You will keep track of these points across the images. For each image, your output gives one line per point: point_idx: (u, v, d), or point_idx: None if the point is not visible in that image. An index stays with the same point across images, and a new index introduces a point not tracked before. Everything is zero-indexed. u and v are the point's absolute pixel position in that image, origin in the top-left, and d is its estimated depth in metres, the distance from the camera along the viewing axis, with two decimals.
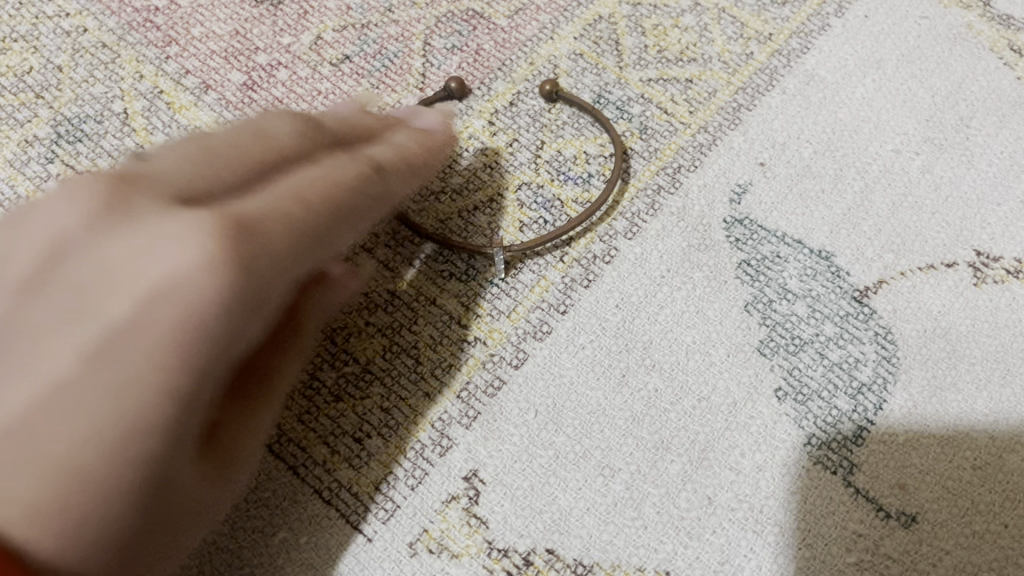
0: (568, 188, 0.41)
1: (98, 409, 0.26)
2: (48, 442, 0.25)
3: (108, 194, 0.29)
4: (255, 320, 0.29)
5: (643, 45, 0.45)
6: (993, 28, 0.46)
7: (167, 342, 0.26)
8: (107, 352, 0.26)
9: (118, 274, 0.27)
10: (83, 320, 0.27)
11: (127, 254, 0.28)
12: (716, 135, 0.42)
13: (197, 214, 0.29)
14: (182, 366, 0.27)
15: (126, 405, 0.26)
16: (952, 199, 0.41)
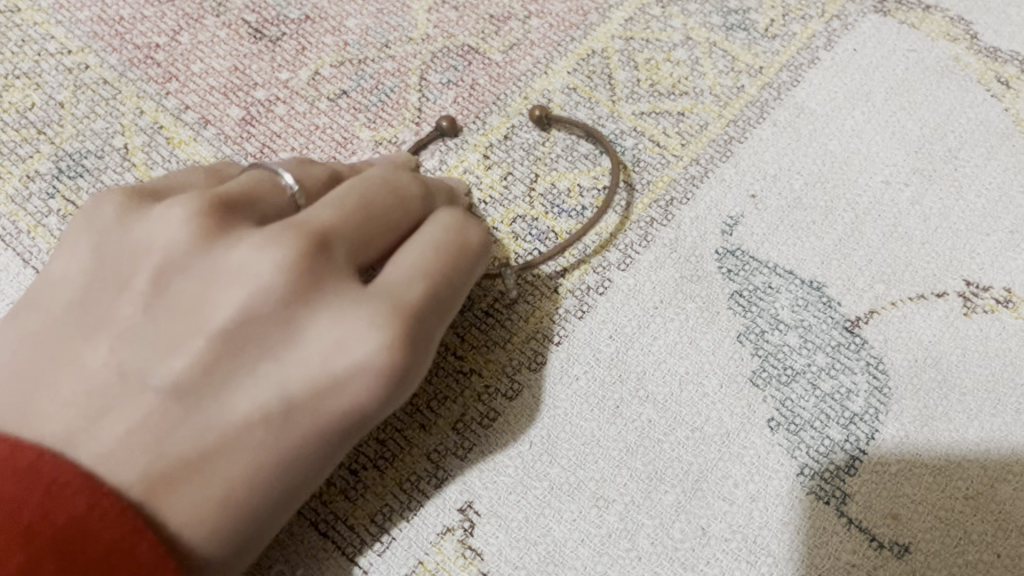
0: (562, 220, 0.42)
1: (277, 464, 0.31)
2: (224, 479, 0.30)
3: (305, 257, 0.32)
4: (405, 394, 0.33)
5: (635, 79, 0.45)
6: (981, 60, 0.46)
7: (340, 418, 0.31)
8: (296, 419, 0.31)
9: (304, 345, 0.31)
10: (275, 378, 0.31)
11: (319, 335, 0.31)
12: (708, 167, 0.43)
13: (382, 303, 0.32)
14: (344, 435, 0.32)
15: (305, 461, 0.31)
16: (941, 229, 0.41)
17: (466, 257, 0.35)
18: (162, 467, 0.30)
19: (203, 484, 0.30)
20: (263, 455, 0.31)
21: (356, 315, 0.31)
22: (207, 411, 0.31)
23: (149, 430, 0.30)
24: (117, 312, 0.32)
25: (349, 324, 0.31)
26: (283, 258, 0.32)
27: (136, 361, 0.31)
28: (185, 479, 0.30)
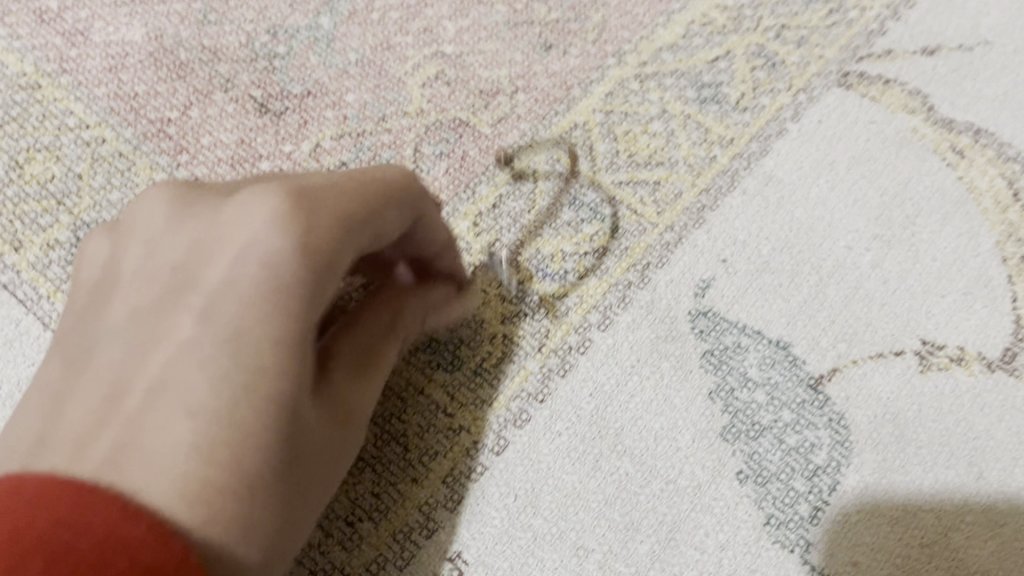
0: (546, 284, 0.45)
1: (218, 362, 0.31)
2: (186, 395, 0.31)
3: (184, 197, 0.36)
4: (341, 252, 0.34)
5: (614, 151, 0.49)
6: (937, 131, 0.50)
7: (257, 279, 0.32)
8: (219, 313, 0.32)
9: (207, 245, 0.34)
10: (191, 292, 0.33)
11: (217, 234, 0.34)
12: (682, 233, 0.46)
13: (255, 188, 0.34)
14: (275, 313, 0.32)
15: (244, 352, 0.32)
16: (899, 291, 0.44)
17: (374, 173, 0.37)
18: (113, 409, 0.31)
19: (168, 414, 0.31)
20: (213, 355, 0.32)
21: (237, 204, 0.34)
22: (148, 348, 0.33)
23: (102, 386, 0.32)
24: (66, 326, 0.35)
25: (229, 212, 0.34)
26: (166, 206, 0.35)
27: (87, 345, 0.34)
28: (138, 410, 0.31)
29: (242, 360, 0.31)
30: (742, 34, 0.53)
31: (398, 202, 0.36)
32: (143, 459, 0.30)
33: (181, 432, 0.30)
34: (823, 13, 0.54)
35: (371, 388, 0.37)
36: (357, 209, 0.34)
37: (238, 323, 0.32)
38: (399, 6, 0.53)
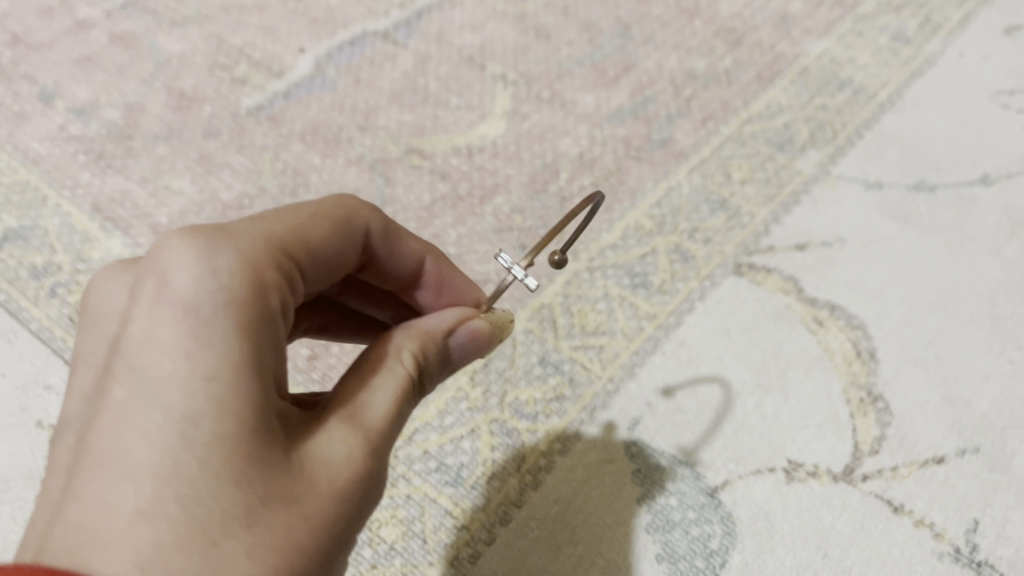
0: (523, 420, 0.63)
1: (152, 417, 0.34)
2: (125, 460, 0.34)
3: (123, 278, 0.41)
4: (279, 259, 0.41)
5: (571, 323, 0.68)
6: (803, 306, 0.69)
7: (180, 317, 0.36)
8: (151, 366, 0.35)
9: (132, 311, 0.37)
10: (121, 361, 0.36)
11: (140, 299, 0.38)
12: (619, 384, 0.64)
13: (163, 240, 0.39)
14: (194, 350, 0.35)
15: (187, 390, 0.35)
16: (773, 424, 0.63)
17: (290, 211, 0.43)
18: (66, 491, 0.34)
19: (115, 481, 0.33)
20: (144, 413, 0.35)
21: (152, 267, 0.38)
22: (94, 421, 0.36)
23: (65, 466, 0.36)
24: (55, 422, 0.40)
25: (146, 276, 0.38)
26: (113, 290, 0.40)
27: (60, 431, 0.38)
28: (87, 491, 0.34)
29: (179, 408, 0.34)
30: (663, 236, 0.73)
31: (325, 219, 0.45)
32: (97, 540, 0.32)
33: (133, 500, 0.33)
34: (723, 220, 0.75)
35: (376, 418, 0.40)
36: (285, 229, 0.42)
37: (170, 371, 0.35)
38: (415, 219, 0.74)
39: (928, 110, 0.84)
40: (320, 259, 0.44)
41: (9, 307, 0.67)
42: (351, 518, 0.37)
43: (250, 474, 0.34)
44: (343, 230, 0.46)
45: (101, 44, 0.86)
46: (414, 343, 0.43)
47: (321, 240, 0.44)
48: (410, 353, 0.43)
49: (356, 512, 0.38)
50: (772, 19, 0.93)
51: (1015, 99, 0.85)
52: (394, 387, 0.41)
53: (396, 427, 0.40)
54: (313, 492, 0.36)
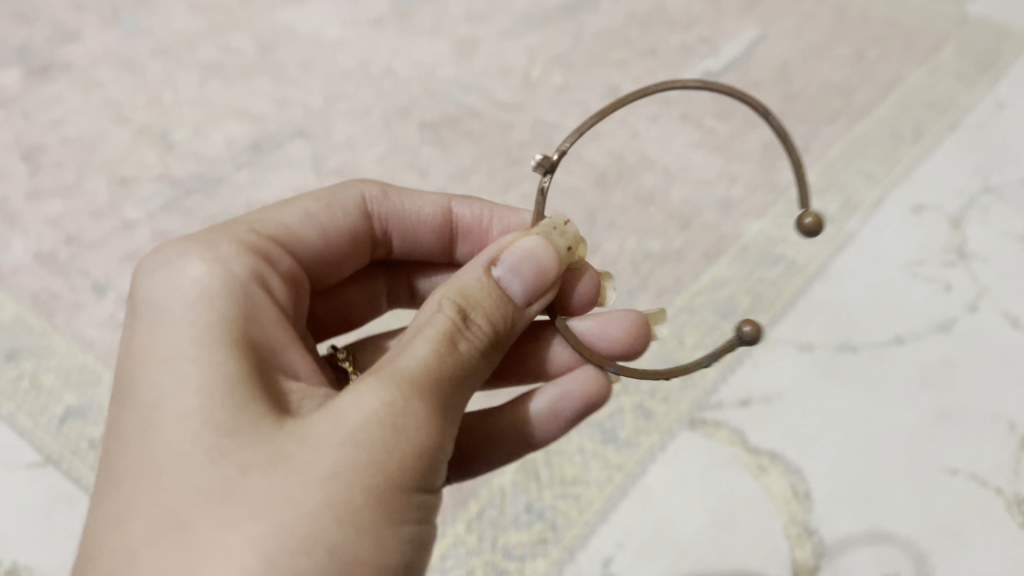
0: (512, 561, 0.75)
1: (152, 422, 0.48)
2: (141, 464, 0.47)
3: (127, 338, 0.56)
4: (262, 229, 0.64)
5: (552, 475, 0.80)
6: (748, 456, 0.82)
7: (162, 331, 0.52)
8: (134, 375, 0.51)
9: (129, 352, 0.52)
10: (126, 389, 0.50)
11: (133, 341, 0.53)
12: (594, 527, 0.76)
13: (142, 287, 0.56)
14: (171, 355, 0.50)
15: (159, 373, 0.50)
16: (726, 559, 0.75)
17: (262, 215, 0.67)
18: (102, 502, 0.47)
19: (136, 483, 0.46)
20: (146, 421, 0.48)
21: (140, 317, 0.54)
22: (114, 446, 0.49)
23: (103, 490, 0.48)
24: None
25: (137, 324, 0.54)
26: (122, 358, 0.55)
27: None
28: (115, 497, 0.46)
29: (169, 403, 0.48)
30: (629, 397, 0.86)
31: (309, 200, 0.70)
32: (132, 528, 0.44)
33: (150, 492, 0.45)
34: (679, 381, 0.87)
35: (401, 364, 0.49)
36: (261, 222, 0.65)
37: (161, 375, 0.49)
38: None
39: (850, 279, 0.99)
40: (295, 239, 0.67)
41: (71, 475, 0.79)
42: (370, 459, 0.45)
43: (227, 456, 0.45)
44: (329, 206, 0.70)
45: (144, 240, 1.01)
46: (448, 295, 0.54)
47: (294, 222, 0.68)
48: (445, 302, 0.53)
49: (379, 441, 0.45)
50: (715, 203, 1.09)
51: (922, 269, 1.01)
52: (420, 336, 0.51)
53: (424, 362, 0.49)
54: (318, 440, 0.45)
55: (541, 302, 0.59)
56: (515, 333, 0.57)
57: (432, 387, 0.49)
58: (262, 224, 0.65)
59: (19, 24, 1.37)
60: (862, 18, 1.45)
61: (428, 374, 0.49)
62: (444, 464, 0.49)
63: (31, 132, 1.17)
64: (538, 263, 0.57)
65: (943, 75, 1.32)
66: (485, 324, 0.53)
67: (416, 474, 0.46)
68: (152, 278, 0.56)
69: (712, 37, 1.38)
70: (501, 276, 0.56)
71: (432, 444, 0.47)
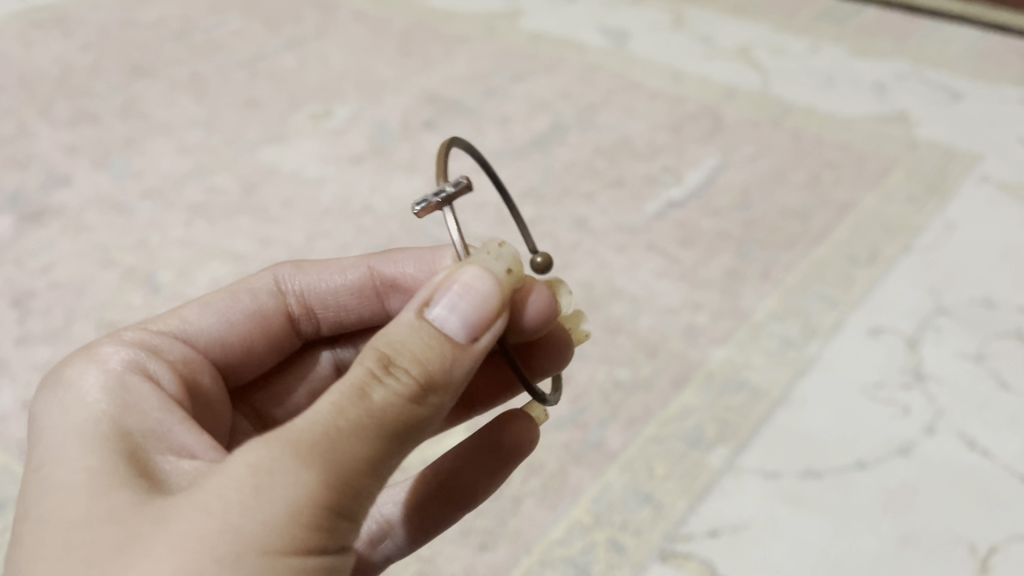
0: None
1: (53, 508, 0.54)
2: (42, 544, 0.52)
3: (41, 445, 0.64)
4: (153, 328, 0.74)
5: None
6: None
7: (66, 433, 0.60)
8: (38, 468, 0.59)
9: (42, 455, 0.59)
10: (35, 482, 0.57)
11: (47, 447, 0.60)
12: None
13: (50, 402, 0.64)
14: (73, 451, 0.58)
15: (46, 466, 0.58)
16: None
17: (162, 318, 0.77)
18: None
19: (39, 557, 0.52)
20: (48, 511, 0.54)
21: (47, 428, 0.62)
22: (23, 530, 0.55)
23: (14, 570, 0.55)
24: None
25: (44, 433, 0.62)
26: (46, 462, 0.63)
27: None
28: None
29: (68, 493, 0.54)
30: (600, 530, 0.90)
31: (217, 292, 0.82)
32: None
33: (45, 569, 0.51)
34: (648, 513, 0.92)
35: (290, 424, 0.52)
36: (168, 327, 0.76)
37: (65, 468, 0.56)
38: None
39: (813, 405, 1.03)
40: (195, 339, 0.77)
41: None
42: (223, 541, 0.47)
43: (113, 534, 0.50)
44: (230, 295, 0.81)
45: None
46: (369, 349, 0.54)
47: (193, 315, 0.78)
48: (364, 358, 0.54)
49: (244, 505, 0.48)
50: (680, 331, 1.14)
51: (882, 391, 1.04)
52: (321, 404, 0.52)
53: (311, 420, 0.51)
54: (189, 512, 0.48)
55: (486, 338, 0.57)
56: (460, 370, 0.56)
57: (319, 443, 0.50)
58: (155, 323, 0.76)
59: (14, 170, 1.43)
60: (817, 143, 1.52)
61: (307, 441, 0.50)
62: (329, 526, 0.50)
63: (21, 278, 1.21)
64: (475, 299, 0.57)
65: (895, 198, 1.37)
66: (406, 375, 0.53)
67: (277, 548, 0.48)
68: (57, 394, 0.65)
69: (674, 166, 1.46)
70: (435, 317, 0.56)
71: (301, 506, 0.49)
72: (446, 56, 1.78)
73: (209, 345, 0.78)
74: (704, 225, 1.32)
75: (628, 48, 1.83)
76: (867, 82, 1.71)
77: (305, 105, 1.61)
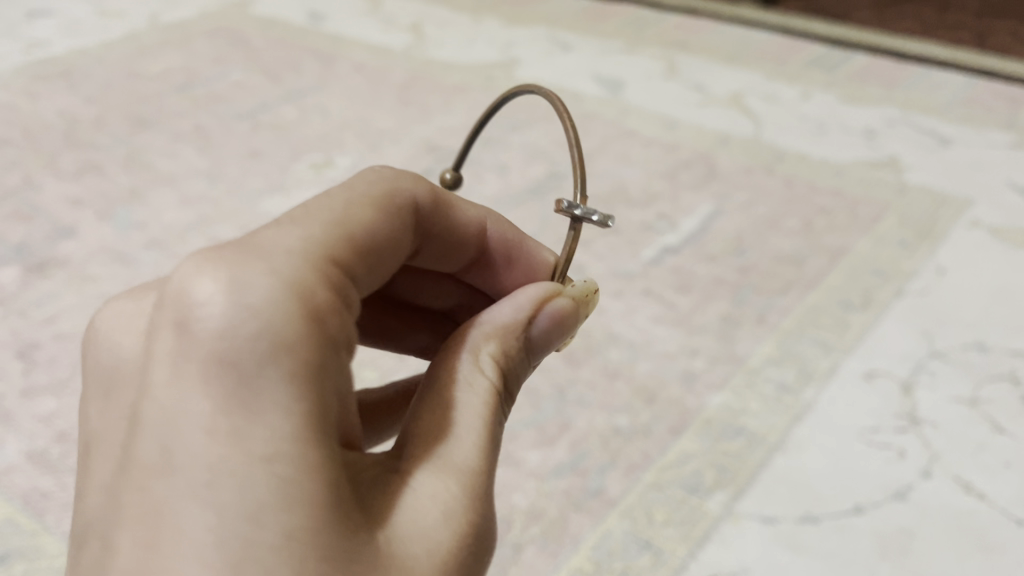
0: None
1: (260, 478, 0.49)
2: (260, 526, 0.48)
3: (171, 367, 0.52)
4: (324, 233, 0.61)
5: None
6: None
7: (251, 372, 0.51)
8: (226, 415, 0.50)
9: (218, 399, 0.51)
10: (221, 438, 0.50)
11: (219, 388, 0.51)
12: None
13: (212, 321, 0.52)
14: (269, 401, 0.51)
15: (218, 373, 0.51)
16: None
17: (320, 215, 0.63)
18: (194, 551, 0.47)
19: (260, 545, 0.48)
20: (261, 482, 0.49)
21: (204, 360, 0.51)
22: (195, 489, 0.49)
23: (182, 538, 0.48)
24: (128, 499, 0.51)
25: (203, 367, 0.51)
26: (167, 381, 0.52)
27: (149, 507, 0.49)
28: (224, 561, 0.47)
29: (277, 464, 0.49)
30: None
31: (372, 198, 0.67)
32: None
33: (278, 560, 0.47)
34: (648, 559, 0.93)
35: (472, 449, 0.60)
36: (330, 211, 0.64)
37: (264, 425, 0.50)
38: None
39: (809, 450, 1.04)
40: (372, 233, 0.65)
41: None
42: (457, 555, 0.56)
43: (349, 544, 0.50)
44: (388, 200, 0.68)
45: None
46: (493, 366, 0.65)
47: (357, 221, 0.65)
48: (490, 374, 0.65)
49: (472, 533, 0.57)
50: (678, 376, 1.15)
51: (877, 436, 1.06)
52: (470, 429, 0.61)
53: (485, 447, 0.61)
54: (427, 535, 0.55)
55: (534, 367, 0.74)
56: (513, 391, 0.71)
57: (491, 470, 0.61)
58: (318, 226, 0.62)
59: (19, 221, 1.45)
60: (810, 188, 1.55)
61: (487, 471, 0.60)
62: None
63: (26, 329, 1.22)
64: (562, 322, 0.70)
65: (887, 243, 1.40)
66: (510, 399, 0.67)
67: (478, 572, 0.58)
68: (225, 311, 0.52)
69: (669, 213, 1.48)
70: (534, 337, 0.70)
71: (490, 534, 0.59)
72: (444, 106, 1.81)
73: (369, 245, 0.65)
74: (699, 271, 1.34)
75: (622, 96, 1.87)
76: (857, 127, 1.75)
77: (305, 156, 1.64)
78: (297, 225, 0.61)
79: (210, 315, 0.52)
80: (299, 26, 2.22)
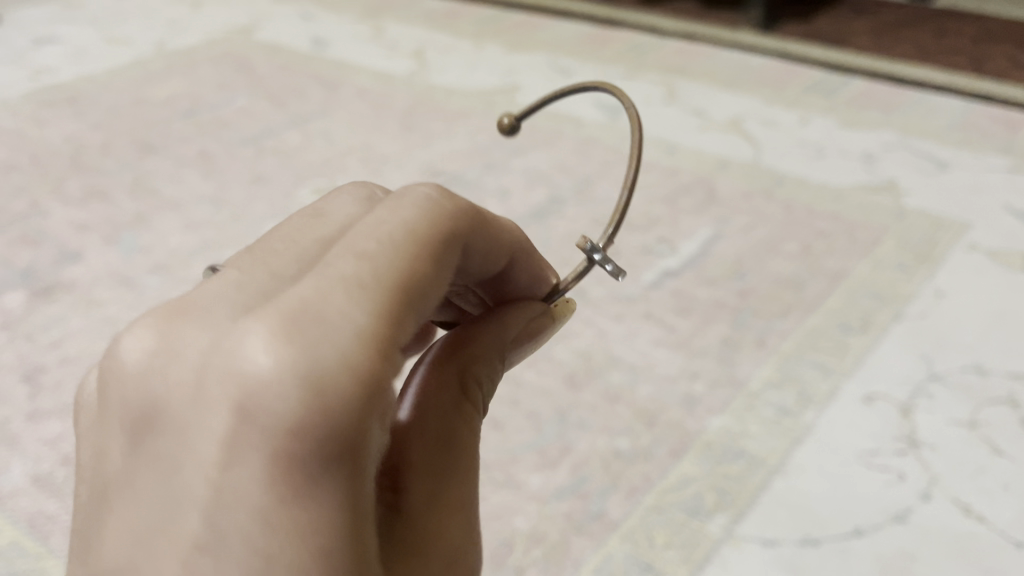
0: None
1: None
2: None
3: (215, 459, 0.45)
4: (389, 286, 0.49)
5: None
6: None
7: (312, 480, 0.45)
8: (278, 520, 0.45)
9: (268, 503, 0.45)
10: (270, 546, 0.44)
11: (271, 491, 0.45)
12: None
13: (272, 422, 0.44)
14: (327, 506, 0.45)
15: (273, 479, 0.44)
16: None
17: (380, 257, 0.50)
18: None
19: None
20: None
21: (256, 462, 0.44)
22: None
23: None
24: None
25: (254, 468, 0.45)
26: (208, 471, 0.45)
27: None
28: None
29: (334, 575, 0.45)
30: None
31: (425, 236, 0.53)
32: None
33: None
34: None
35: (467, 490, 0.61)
36: (389, 254, 0.51)
37: (320, 532, 0.45)
38: None
39: (809, 473, 1.05)
40: (433, 281, 0.53)
41: None
42: None
43: None
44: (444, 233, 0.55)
45: None
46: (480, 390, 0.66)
47: (417, 264, 0.52)
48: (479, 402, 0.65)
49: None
50: (679, 399, 1.16)
51: (877, 458, 1.06)
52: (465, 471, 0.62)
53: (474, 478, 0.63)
54: None
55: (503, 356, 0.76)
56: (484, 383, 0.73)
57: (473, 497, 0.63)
58: (378, 276, 0.49)
59: (26, 246, 1.47)
60: (809, 212, 1.56)
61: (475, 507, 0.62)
62: None
63: (32, 353, 1.24)
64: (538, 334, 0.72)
65: (885, 266, 1.41)
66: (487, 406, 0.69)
67: None
68: (287, 412, 0.44)
69: (670, 237, 1.50)
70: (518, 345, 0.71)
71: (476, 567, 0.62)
72: (446, 132, 1.83)
73: (427, 289, 0.52)
74: (699, 294, 1.35)
75: (623, 120, 1.89)
76: (856, 151, 1.77)
77: (309, 181, 1.66)
78: (356, 275, 0.49)
79: (267, 415, 0.44)
80: (303, 52, 2.25)
